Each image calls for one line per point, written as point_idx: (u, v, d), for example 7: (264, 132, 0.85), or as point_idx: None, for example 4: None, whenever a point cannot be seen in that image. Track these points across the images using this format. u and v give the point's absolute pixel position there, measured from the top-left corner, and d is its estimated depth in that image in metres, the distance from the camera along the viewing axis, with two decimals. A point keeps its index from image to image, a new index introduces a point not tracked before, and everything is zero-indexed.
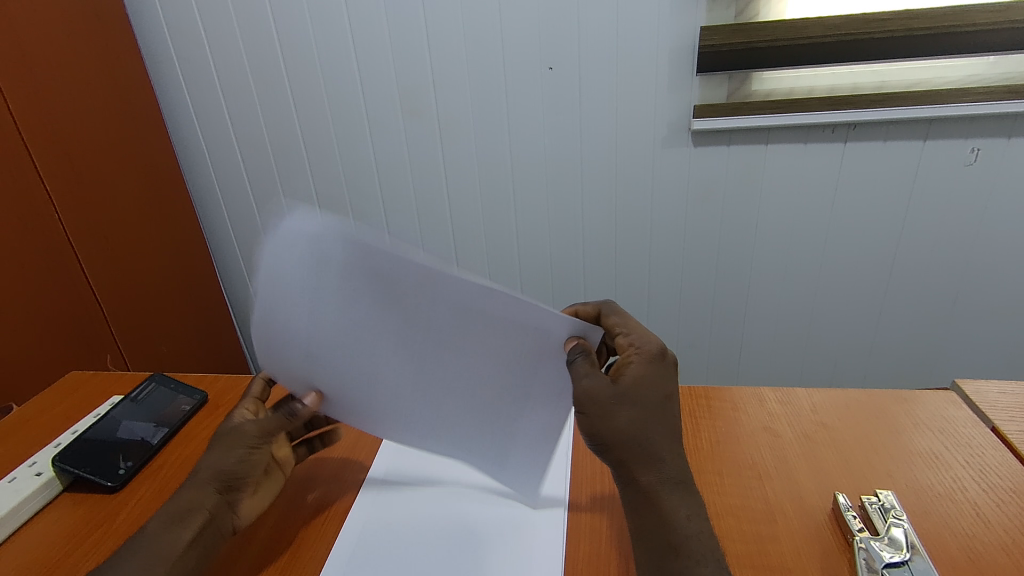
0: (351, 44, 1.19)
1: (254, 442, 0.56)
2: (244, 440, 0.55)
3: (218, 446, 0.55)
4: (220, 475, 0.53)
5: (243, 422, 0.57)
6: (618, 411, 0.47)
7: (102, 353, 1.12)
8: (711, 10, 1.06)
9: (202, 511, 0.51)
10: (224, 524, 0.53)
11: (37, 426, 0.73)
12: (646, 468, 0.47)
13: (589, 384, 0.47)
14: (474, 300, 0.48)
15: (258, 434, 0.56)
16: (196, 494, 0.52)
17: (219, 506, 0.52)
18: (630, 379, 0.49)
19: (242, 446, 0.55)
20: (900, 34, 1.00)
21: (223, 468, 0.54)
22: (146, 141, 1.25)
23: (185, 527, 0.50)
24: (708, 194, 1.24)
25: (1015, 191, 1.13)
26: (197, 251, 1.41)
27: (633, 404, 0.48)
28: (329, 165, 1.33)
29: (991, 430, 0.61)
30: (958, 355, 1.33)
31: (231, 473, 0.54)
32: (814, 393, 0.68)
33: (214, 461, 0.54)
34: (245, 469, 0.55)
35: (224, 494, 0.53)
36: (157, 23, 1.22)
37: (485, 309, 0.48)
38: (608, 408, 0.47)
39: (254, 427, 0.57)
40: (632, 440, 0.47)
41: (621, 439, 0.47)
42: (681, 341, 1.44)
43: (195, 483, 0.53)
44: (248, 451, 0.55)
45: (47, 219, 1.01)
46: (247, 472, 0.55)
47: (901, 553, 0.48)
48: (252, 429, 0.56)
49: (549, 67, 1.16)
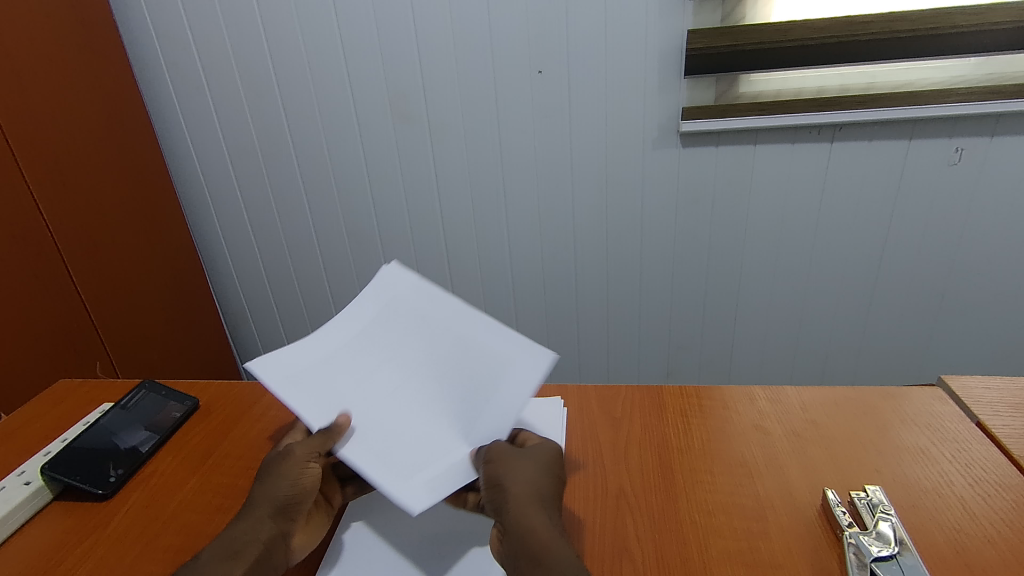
0: (340, 46, 1.18)
1: (305, 462, 0.56)
2: (291, 463, 0.56)
3: (269, 475, 0.55)
4: (276, 503, 0.53)
5: (291, 447, 0.57)
6: (518, 468, 0.53)
7: (91, 361, 1.11)
8: (698, 13, 1.07)
9: (259, 540, 0.51)
10: (282, 553, 0.52)
11: (25, 435, 0.72)
12: (536, 513, 0.49)
13: (498, 450, 0.54)
14: (469, 330, 0.62)
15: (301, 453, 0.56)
16: (255, 523, 0.52)
17: (277, 533, 0.52)
18: (534, 452, 0.56)
19: (294, 470, 0.55)
20: (884, 36, 1.01)
21: (278, 494, 0.54)
22: (134, 146, 1.24)
23: (247, 556, 0.49)
24: (697, 194, 1.25)
25: (999, 189, 1.15)
26: (187, 256, 1.40)
27: (534, 466, 0.54)
28: (318, 168, 1.32)
29: (976, 425, 0.62)
30: (946, 352, 1.34)
31: (288, 501, 0.54)
32: (803, 391, 0.69)
33: (269, 488, 0.54)
34: (299, 493, 0.55)
35: (276, 521, 0.52)
36: (143, 27, 1.21)
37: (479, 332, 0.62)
38: (508, 464, 0.53)
39: (302, 448, 0.56)
40: (526, 496, 0.51)
41: (517, 489, 0.51)
42: (673, 341, 1.45)
43: (251, 514, 0.53)
44: (301, 473, 0.55)
45: (35, 226, 1.00)
46: (298, 498, 0.54)
47: (889, 548, 0.48)
48: (297, 450, 0.56)
49: (539, 71, 1.16)
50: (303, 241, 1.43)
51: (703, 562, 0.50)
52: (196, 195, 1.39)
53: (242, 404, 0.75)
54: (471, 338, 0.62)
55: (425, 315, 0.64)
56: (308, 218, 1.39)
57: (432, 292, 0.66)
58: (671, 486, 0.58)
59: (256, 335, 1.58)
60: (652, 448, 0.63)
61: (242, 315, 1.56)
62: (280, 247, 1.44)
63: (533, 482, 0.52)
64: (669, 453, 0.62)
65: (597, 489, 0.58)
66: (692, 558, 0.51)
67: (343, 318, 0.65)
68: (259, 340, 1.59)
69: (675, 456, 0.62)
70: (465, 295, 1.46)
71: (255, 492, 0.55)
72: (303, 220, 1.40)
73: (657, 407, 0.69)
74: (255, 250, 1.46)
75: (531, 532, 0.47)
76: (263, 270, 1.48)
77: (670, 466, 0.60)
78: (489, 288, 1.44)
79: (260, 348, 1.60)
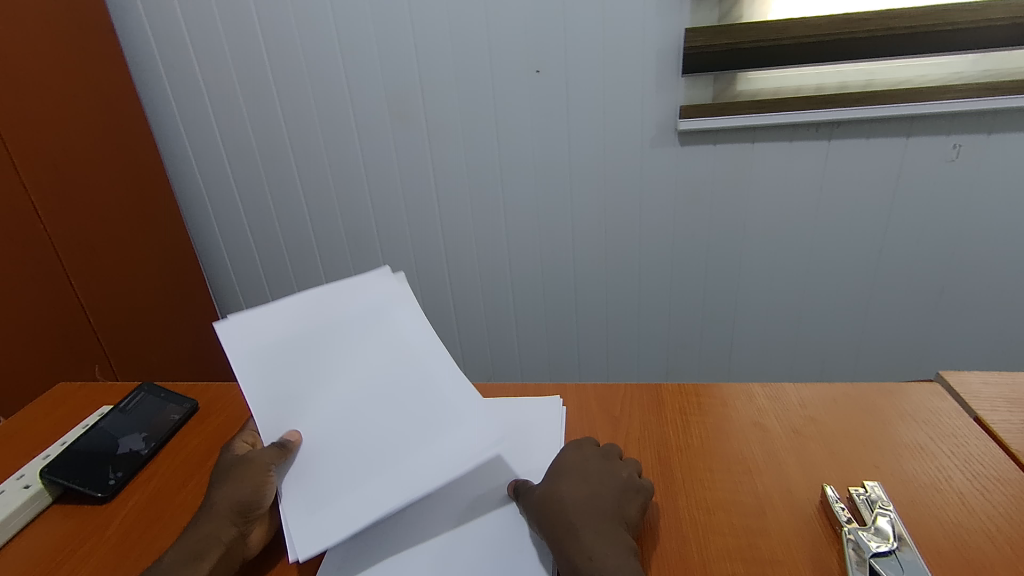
0: (338, 47, 1.18)
1: (265, 470, 0.54)
2: (251, 469, 0.54)
3: (232, 479, 0.54)
4: (237, 506, 0.53)
5: (253, 453, 0.55)
6: (556, 484, 0.54)
7: (90, 365, 1.11)
8: (695, 12, 1.07)
9: (219, 542, 0.51)
10: (239, 556, 0.52)
11: (24, 439, 0.72)
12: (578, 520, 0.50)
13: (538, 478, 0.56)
14: (439, 374, 0.61)
15: (262, 460, 0.54)
16: (214, 527, 0.52)
17: (235, 538, 0.52)
18: (568, 463, 0.57)
19: (255, 477, 0.54)
20: (881, 33, 1.01)
21: (238, 499, 0.53)
22: (132, 149, 1.24)
23: (201, 563, 0.49)
24: (696, 193, 1.25)
25: (997, 185, 1.15)
26: (186, 259, 1.41)
27: (570, 477, 0.55)
28: (317, 170, 1.33)
29: (975, 420, 0.62)
30: (946, 349, 1.34)
31: (249, 503, 0.53)
32: (802, 388, 0.69)
33: (230, 492, 0.53)
34: (260, 498, 0.53)
35: (235, 526, 0.52)
36: (141, 30, 1.21)
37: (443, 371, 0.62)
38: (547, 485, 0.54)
39: (262, 455, 0.54)
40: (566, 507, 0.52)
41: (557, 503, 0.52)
42: (673, 340, 1.45)
43: (212, 517, 0.52)
44: (262, 481, 0.54)
45: (33, 230, 1.00)
46: (258, 503, 0.53)
47: (888, 543, 0.49)
48: (259, 457, 0.54)
49: (536, 71, 1.16)
50: (302, 243, 1.43)
51: (702, 558, 0.50)
52: (195, 198, 1.39)
53: (241, 407, 0.75)
54: (432, 379, 0.61)
55: (403, 337, 0.65)
56: (308, 220, 1.39)
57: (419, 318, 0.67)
58: (670, 484, 0.58)
59: None
60: (651, 446, 0.63)
61: None
62: (279, 249, 1.44)
63: (574, 490, 0.53)
64: (668, 451, 0.62)
65: None
66: (691, 555, 0.51)
67: (338, 305, 0.66)
68: None
69: (674, 454, 0.62)
70: (464, 296, 1.46)
71: (217, 494, 0.54)
72: (303, 222, 1.40)
73: (656, 405, 0.69)
74: (254, 253, 1.46)
75: (573, 538, 0.49)
76: (263, 272, 1.48)
77: (670, 464, 0.60)
78: (488, 289, 1.44)
79: None
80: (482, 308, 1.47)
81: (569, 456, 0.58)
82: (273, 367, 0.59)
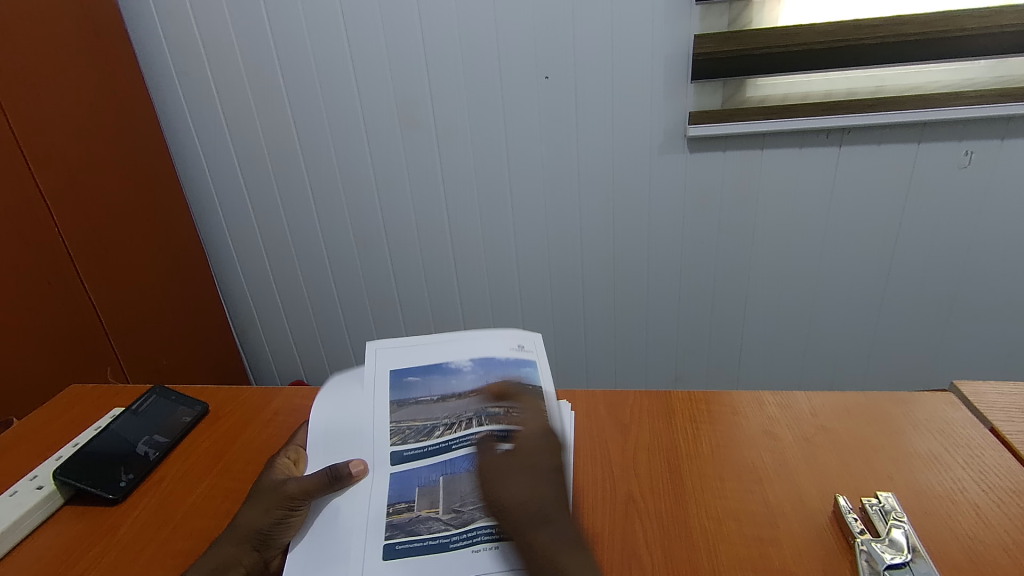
0: (349, 54, 1.19)
1: (297, 498, 0.53)
2: (282, 501, 0.53)
3: (257, 501, 0.54)
4: (257, 535, 0.52)
5: (287, 482, 0.54)
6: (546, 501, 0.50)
7: (102, 367, 1.12)
8: (704, 18, 1.08)
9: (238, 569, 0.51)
10: None
11: (36, 441, 0.73)
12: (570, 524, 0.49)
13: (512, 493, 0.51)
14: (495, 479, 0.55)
15: (298, 495, 0.53)
16: (233, 551, 0.51)
17: (254, 565, 0.51)
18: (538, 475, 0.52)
19: (282, 505, 0.53)
20: (893, 39, 1.01)
21: (261, 526, 0.52)
22: (146, 154, 1.25)
23: None
24: (706, 198, 1.25)
25: (1009, 192, 1.14)
26: (197, 261, 1.41)
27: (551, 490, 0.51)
28: (327, 175, 1.33)
29: (990, 431, 0.62)
30: (958, 358, 1.33)
31: (267, 533, 0.52)
32: (813, 396, 0.69)
33: (254, 517, 0.53)
34: (285, 528, 0.53)
35: (257, 551, 0.52)
36: (156, 38, 1.22)
37: (423, 399, 0.64)
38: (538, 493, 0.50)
39: (295, 484, 0.54)
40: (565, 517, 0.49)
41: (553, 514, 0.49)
42: (682, 346, 1.44)
43: (234, 538, 0.52)
44: (290, 510, 0.53)
45: (47, 234, 1.01)
46: (282, 532, 0.52)
47: (902, 555, 0.48)
48: (292, 490, 0.53)
49: (545, 76, 1.17)
50: (311, 246, 1.43)
51: (708, 566, 0.50)
52: (206, 203, 1.40)
53: (251, 410, 0.75)
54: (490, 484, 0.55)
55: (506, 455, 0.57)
56: (316, 224, 1.40)
57: (480, 343, 0.69)
58: (680, 492, 0.58)
59: (264, 340, 1.58)
60: (661, 453, 0.63)
61: (251, 321, 1.56)
62: (289, 253, 1.45)
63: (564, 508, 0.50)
64: (678, 458, 0.62)
65: (607, 492, 0.58)
66: (702, 565, 0.51)
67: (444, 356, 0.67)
68: (268, 346, 1.60)
69: (685, 462, 0.61)
70: (471, 300, 1.45)
71: (241, 515, 0.54)
72: (311, 224, 1.40)
73: (665, 412, 0.68)
74: (264, 256, 1.46)
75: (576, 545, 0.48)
76: (272, 276, 1.48)
77: (680, 473, 0.60)
78: (495, 295, 1.44)
79: (269, 353, 1.61)
80: (489, 313, 1.46)
81: (489, 468, 0.53)
82: (347, 401, 0.65)
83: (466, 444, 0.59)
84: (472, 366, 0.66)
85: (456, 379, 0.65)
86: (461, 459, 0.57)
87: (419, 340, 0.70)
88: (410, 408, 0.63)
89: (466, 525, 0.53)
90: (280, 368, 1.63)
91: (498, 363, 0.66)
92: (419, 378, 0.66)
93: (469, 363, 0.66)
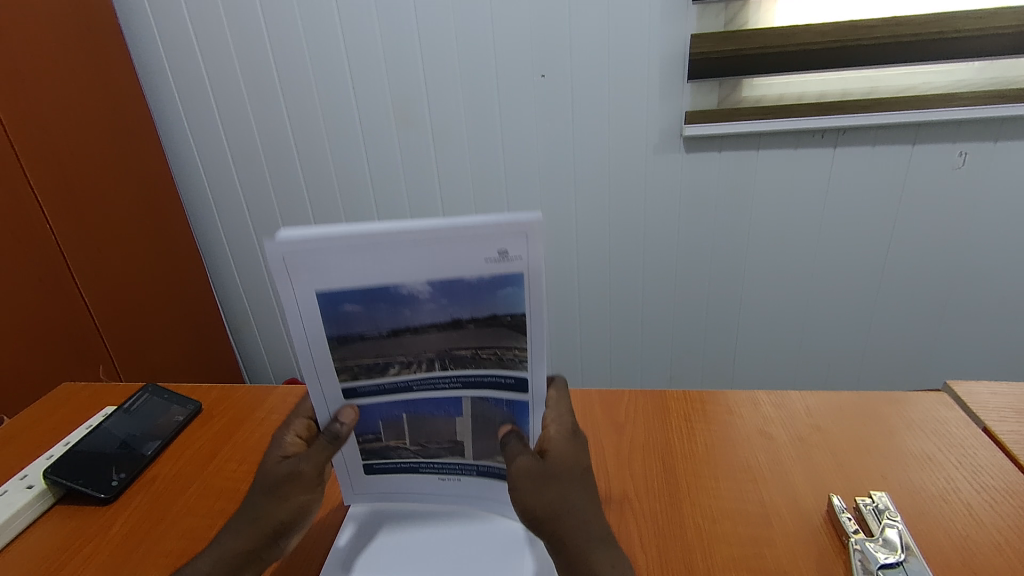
0: (345, 52, 1.18)
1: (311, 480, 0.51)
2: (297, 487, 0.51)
3: (274, 490, 0.50)
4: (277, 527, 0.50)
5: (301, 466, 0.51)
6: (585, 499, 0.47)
7: (94, 365, 1.11)
8: (701, 17, 1.08)
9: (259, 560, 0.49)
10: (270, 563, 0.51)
11: (27, 440, 0.72)
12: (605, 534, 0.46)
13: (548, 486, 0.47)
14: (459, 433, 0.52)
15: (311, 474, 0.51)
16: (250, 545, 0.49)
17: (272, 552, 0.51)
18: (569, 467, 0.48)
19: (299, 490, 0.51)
20: (888, 41, 1.01)
21: (280, 518, 0.50)
22: (139, 152, 1.24)
23: None
24: (701, 197, 1.25)
25: (1003, 193, 1.15)
26: (191, 259, 1.41)
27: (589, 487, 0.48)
28: (322, 174, 1.32)
29: (983, 431, 0.62)
30: (951, 358, 1.34)
31: (286, 521, 0.51)
32: (808, 396, 0.69)
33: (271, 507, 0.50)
34: (302, 512, 0.52)
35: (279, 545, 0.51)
36: (150, 35, 1.22)
37: (371, 335, 0.47)
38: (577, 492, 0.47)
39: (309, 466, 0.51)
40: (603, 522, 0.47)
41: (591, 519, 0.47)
42: (676, 345, 1.44)
43: (248, 531, 0.49)
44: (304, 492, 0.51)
45: (39, 230, 1.00)
46: (301, 518, 0.52)
47: (895, 555, 0.48)
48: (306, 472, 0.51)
49: (542, 75, 1.17)
50: None
51: (701, 566, 0.50)
52: (199, 201, 1.39)
53: (244, 409, 0.75)
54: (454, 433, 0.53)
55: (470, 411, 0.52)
56: (311, 222, 1.39)
57: (451, 244, 0.42)
58: (674, 491, 0.58)
59: (259, 339, 1.58)
60: (656, 454, 0.63)
61: (245, 320, 1.55)
62: None
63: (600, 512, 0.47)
64: (673, 458, 0.62)
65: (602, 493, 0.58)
66: (696, 564, 0.50)
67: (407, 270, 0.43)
68: (262, 344, 1.59)
69: (679, 462, 0.61)
70: None
71: (253, 504, 0.50)
72: (306, 223, 1.39)
73: (660, 412, 0.68)
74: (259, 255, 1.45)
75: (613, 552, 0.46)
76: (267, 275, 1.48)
77: (674, 472, 0.60)
78: None
79: (263, 352, 1.60)
80: None
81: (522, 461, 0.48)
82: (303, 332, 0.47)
83: (427, 386, 0.50)
84: (432, 292, 0.44)
85: (413, 310, 0.46)
86: (423, 401, 0.51)
87: (350, 252, 0.42)
88: (356, 346, 0.48)
89: (433, 458, 0.54)
90: (275, 367, 1.62)
91: (467, 289, 0.44)
92: (360, 308, 0.46)
93: (428, 290, 0.44)
